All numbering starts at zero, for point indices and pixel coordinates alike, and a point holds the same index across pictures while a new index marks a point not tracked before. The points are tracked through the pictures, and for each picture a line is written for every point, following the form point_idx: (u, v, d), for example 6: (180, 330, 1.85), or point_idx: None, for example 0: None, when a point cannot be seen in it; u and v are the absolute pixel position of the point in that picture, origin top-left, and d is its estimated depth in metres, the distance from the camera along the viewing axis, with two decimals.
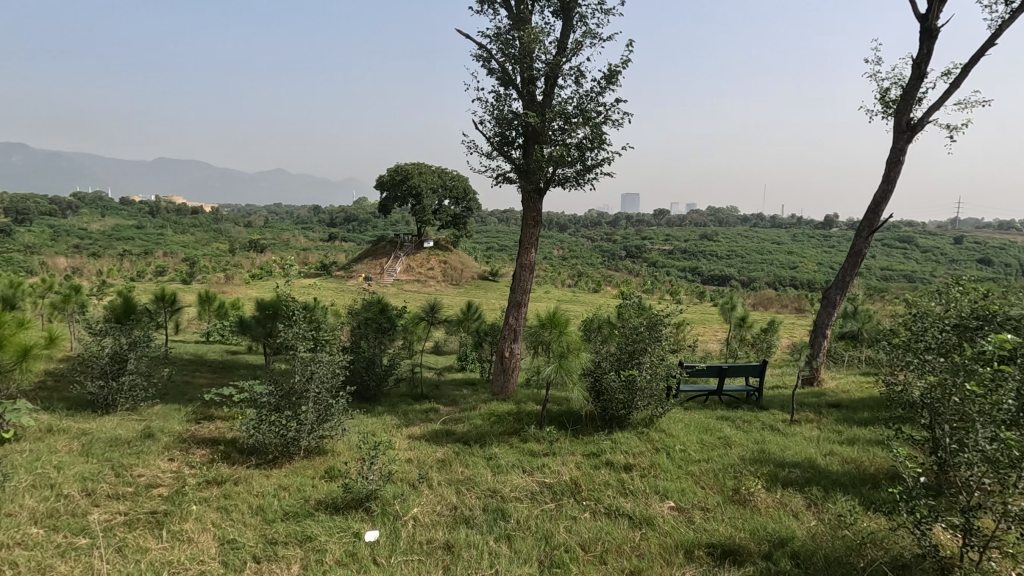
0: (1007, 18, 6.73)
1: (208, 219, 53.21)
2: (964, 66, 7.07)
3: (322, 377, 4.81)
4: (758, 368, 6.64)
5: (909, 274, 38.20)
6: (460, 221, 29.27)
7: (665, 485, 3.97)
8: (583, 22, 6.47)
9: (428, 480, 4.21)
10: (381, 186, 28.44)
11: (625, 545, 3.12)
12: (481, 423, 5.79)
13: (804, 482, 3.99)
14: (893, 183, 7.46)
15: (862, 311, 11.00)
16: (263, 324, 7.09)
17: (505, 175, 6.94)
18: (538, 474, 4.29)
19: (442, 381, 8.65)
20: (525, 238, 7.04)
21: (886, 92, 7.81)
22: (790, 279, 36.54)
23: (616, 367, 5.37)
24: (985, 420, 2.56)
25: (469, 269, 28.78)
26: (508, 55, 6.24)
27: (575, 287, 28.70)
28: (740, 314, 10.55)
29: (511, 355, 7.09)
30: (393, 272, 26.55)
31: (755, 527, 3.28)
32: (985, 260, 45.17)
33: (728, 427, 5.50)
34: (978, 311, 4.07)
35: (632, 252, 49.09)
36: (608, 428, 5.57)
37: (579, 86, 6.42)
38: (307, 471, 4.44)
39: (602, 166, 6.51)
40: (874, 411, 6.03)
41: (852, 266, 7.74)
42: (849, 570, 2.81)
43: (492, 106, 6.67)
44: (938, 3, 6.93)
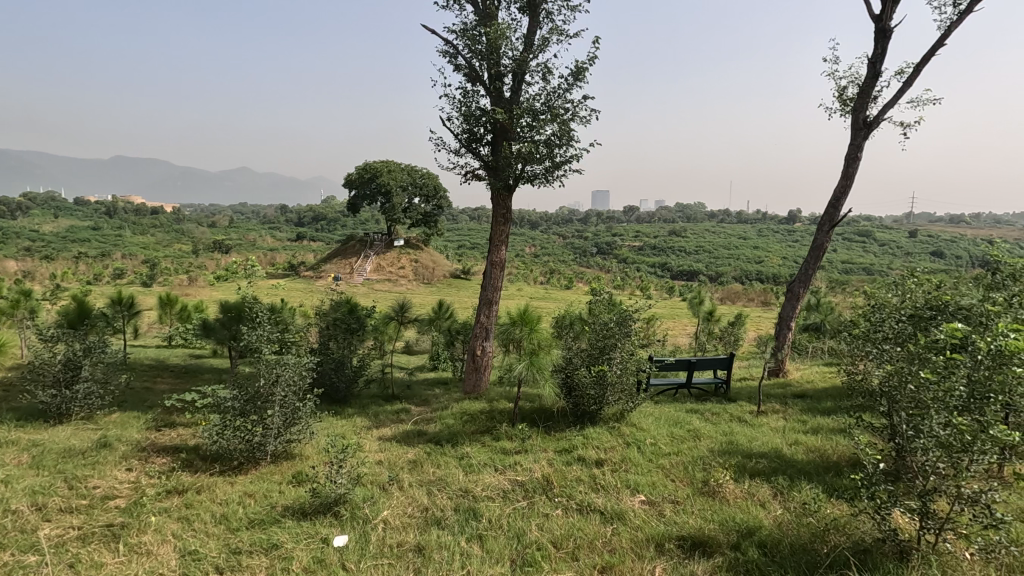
0: (955, 20, 7.00)
1: (169, 219, 51.80)
2: (916, 66, 7.33)
3: (288, 380, 4.69)
4: (726, 361, 6.77)
5: (868, 267, 39.45)
6: (431, 220, 29.05)
7: (636, 479, 4.00)
8: (550, 19, 6.46)
9: (399, 482, 4.15)
10: (349, 185, 28.05)
11: (596, 540, 3.12)
12: (453, 423, 5.75)
13: (770, 472, 4.08)
14: (852, 178, 7.69)
15: (824, 303, 11.34)
16: (227, 327, 6.88)
17: (474, 172, 6.89)
18: (510, 473, 4.27)
19: (414, 381, 8.59)
20: (495, 236, 7.00)
21: (844, 91, 8.04)
22: (756, 274, 37.40)
23: (587, 362, 5.41)
24: (938, 406, 2.67)
25: (442, 267, 28.59)
26: (475, 51, 6.18)
27: (547, 284, 28.78)
28: (708, 308, 10.76)
29: (483, 353, 7.06)
30: (363, 271, 26.18)
31: (723, 518, 3.33)
32: (938, 253, 46.96)
33: (697, 420, 5.59)
34: (932, 301, 4.21)
35: (603, 249, 49.55)
36: (580, 424, 5.59)
37: (547, 83, 6.40)
38: (274, 477, 4.33)
39: (571, 163, 6.51)
40: (836, 400, 6.21)
41: (815, 259, 7.94)
42: (814, 556, 2.86)
43: (459, 103, 6.59)
44: (892, 4, 7.15)
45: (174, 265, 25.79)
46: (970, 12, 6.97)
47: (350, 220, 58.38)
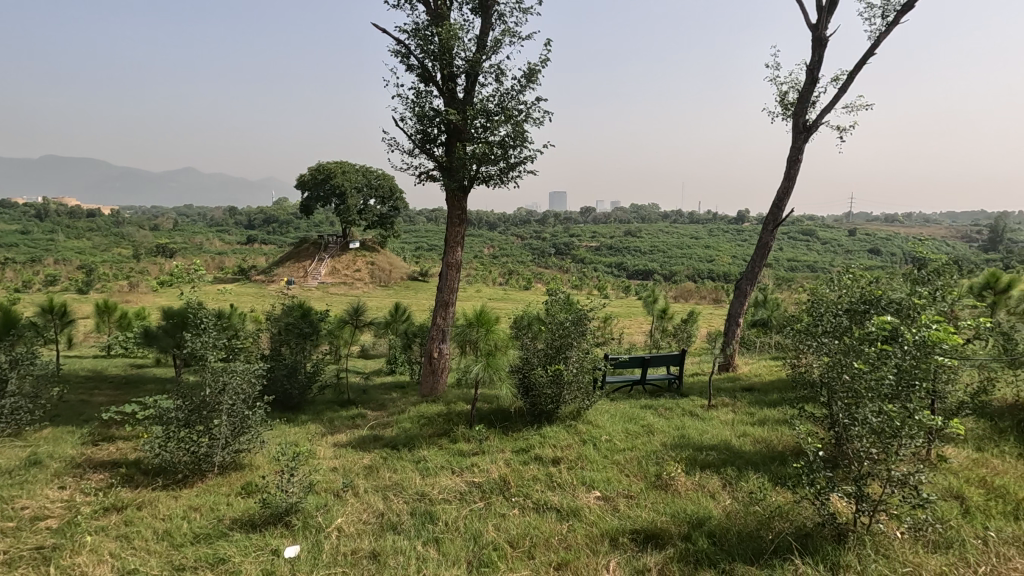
0: (883, 31, 7.43)
1: (107, 222, 49.21)
2: (850, 73, 7.73)
3: (236, 389, 4.53)
4: (679, 357, 6.96)
5: (812, 265, 41.36)
6: (388, 221, 28.62)
7: (592, 476, 4.05)
8: (502, 21, 6.47)
9: (354, 488, 4.07)
10: (302, 186, 27.33)
11: (552, 538, 3.15)
12: (410, 427, 5.69)
13: (720, 464, 4.21)
14: (794, 179, 8.03)
15: (771, 300, 11.84)
16: (170, 334, 6.58)
17: (428, 173, 6.84)
18: (467, 474, 4.26)
19: (370, 385, 8.45)
20: (450, 237, 6.97)
21: (785, 96, 8.39)
22: (708, 273, 38.64)
23: (543, 362, 5.45)
24: (872, 394, 2.81)
25: (399, 269, 28.24)
26: (427, 51, 6.13)
27: (506, 284, 28.86)
28: (662, 306, 11.05)
29: (440, 356, 7.01)
30: (318, 275, 25.55)
31: (675, 510, 3.42)
32: (874, 251, 49.71)
33: (651, 416, 5.72)
34: (865, 295, 4.44)
35: (561, 250, 50.02)
36: (537, 423, 5.62)
37: (500, 84, 6.41)
38: (222, 489, 4.17)
39: (525, 164, 6.55)
40: (781, 393, 6.48)
41: (761, 258, 8.25)
42: (759, 543, 2.97)
43: (412, 103, 6.52)
44: (826, 15, 7.52)
45: (113, 271, 24.44)
46: (897, 23, 7.40)
47: (303, 222, 56.74)
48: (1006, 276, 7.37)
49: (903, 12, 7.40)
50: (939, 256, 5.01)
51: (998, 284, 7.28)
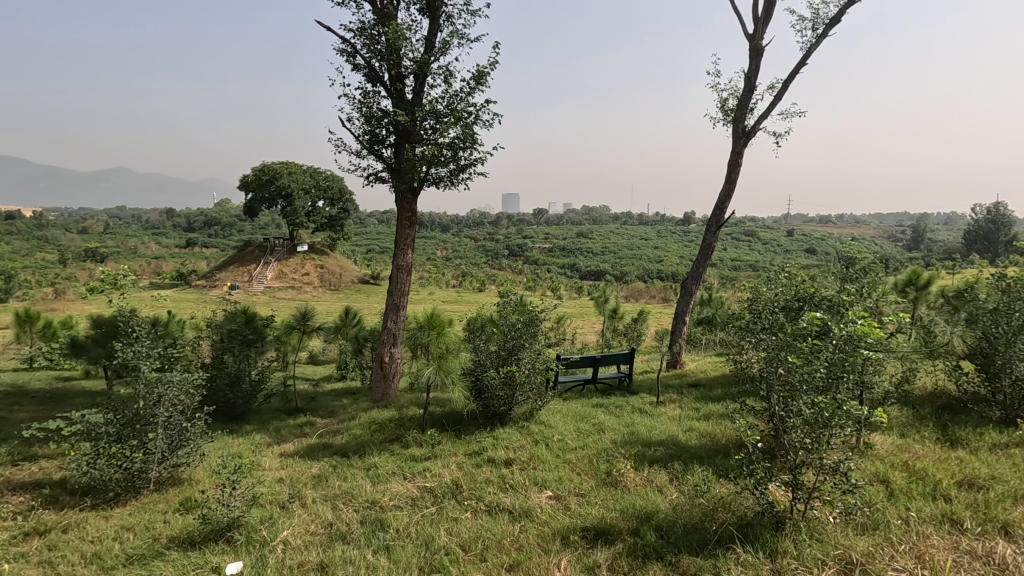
0: (814, 42, 7.85)
1: (29, 225, 45.88)
2: (785, 82, 8.12)
3: (172, 399, 4.32)
4: (629, 355, 7.12)
5: (754, 265, 43.25)
6: (337, 223, 27.98)
7: (544, 475, 4.09)
8: (450, 22, 6.44)
9: (301, 499, 3.95)
10: (246, 187, 26.36)
11: (504, 540, 3.15)
12: (361, 433, 5.58)
13: (667, 458, 4.34)
14: (734, 182, 8.37)
15: (715, 298, 12.29)
16: (100, 344, 6.20)
17: (377, 175, 6.73)
18: (419, 479, 4.21)
19: (320, 392, 8.23)
20: (400, 239, 6.88)
21: (725, 102, 8.73)
22: (657, 273, 39.80)
23: (495, 364, 5.46)
24: (804, 386, 2.96)
25: (350, 272, 27.65)
26: (374, 51, 6.03)
27: (460, 286, 28.77)
28: (612, 306, 11.28)
29: (391, 360, 6.90)
30: (264, 279, 24.68)
31: (625, 506, 3.50)
32: (810, 251, 52.51)
33: (602, 414, 5.82)
34: (800, 293, 4.68)
35: (514, 252, 50.29)
36: (490, 425, 5.63)
37: (449, 86, 6.38)
38: (158, 505, 3.96)
39: (476, 166, 6.54)
40: (725, 388, 6.74)
41: (704, 258, 8.54)
42: (703, 534, 3.07)
43: (359, 104, 6.39)
44: (762, 25, 7.88)
45: (35, 277, 22.79)
46: (826, 35, 7.83)
47: (248, 224, 54.61)
48: (926, 272, 7.79)
49: (832, 25, 7.85)
50: (865, 254, 5.33)
51: (919, 280, 7.67)
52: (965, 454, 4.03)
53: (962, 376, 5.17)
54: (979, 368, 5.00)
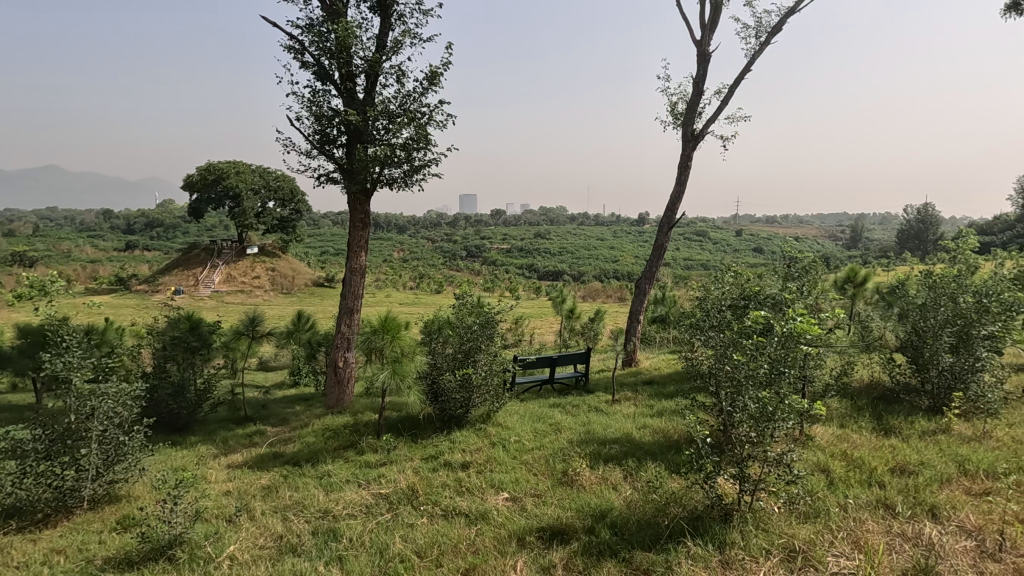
0: (757, 50, 8.16)
1: None
2: (731, 87, 8.41)
3: (107, 412, 4.12)
4: (585, 355, 7.21)
5: (705, 264, 44.68)
6: (289, 225, 27.20)
7: (500, 478, 4.08)
8: (402, 21, 6.37)
9: (249, 511, 3.81)
10: (191, 187, 25.32)
11: (460, 544, 3.13)
12: (314, 441, 5.44)
13: (622, 456, 4.41)
14: (684, 184, 8.60)
15: (668, 297, 12.60)
16: (27, 355, 5.82)
17: (328, 176, 6.57)
18: (374, 486, 4.13)
19: (271, 399, 7.97)
20: (353, 241, 6.74)
21: (675, 106, 8.97)
22: (613, 273, 40.58)
23: (451, 367, 5.43)
24: (749, 382, 3.07)
25: (303, 275, 26.92)
26: (323, 48, 5.88)
27: (417, 288, 28.47)
28: (569, 306, 11.40)
29: (345, 365, 6.75)
30: (211, 283, 23.73)
31: (580, 505, 3.53)
32: (758, 250, 54.65)
33: (558, 414, 5.87)
34: (745, 292, 4.85)
35: (472, 252, 50.28)
36: (447, 428, 5.58)
37: (402, 85, 6.30)
38: (93, 525, 3.74)
39: (430, 167, 6.48)
40: (678, 384, 6.92)
41: (657, 258, 8.73)
42: (656, 529, 3.14)
43: (309, 102, 6.22)
44: (709, 32, 8.14)
45: None
46: (768, 43, 8.16)
47: (194, 226, 52.39)
48: (863, 270, 8.04)
49: (773, 33, 8.18)
50: (806, 254, 5.56)
51: (856, 277, 7.98)
52: (897, 442, 4.27)
53: (895, 367, 5.48)
54: (910, 360, 5.31)
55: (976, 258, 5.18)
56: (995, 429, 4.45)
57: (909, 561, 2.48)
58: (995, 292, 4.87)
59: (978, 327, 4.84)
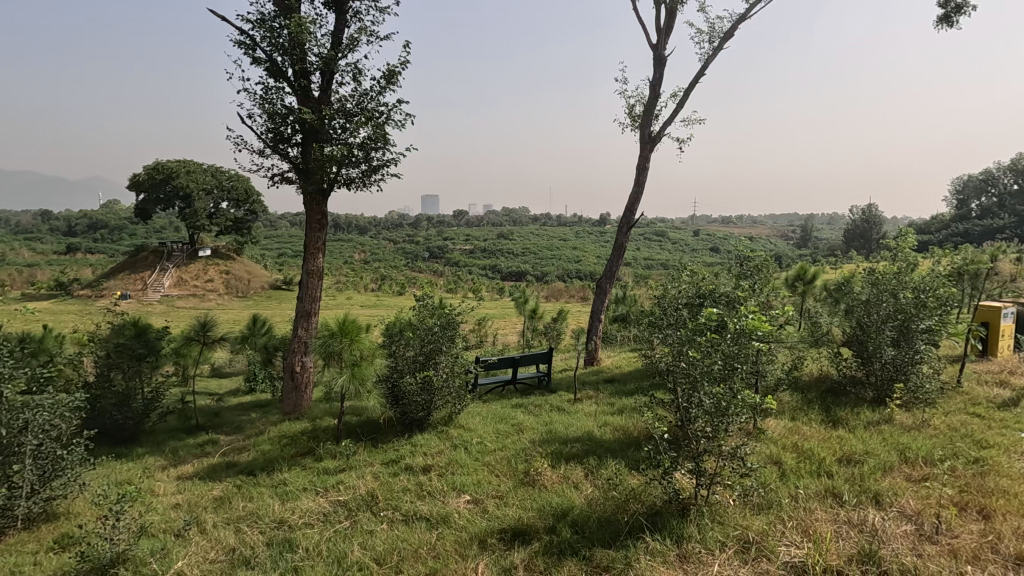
0: (711, 54, 8.38)
1: None
2: (686, 90, 8.61)
3: (42, 425, 3.87)
4: (547, 355, 7.24)
5: (665, 263, 45.66)
6: (244, 226, 26.36)
7: (462, 480, 4.05)
8: (358, 18, 6.25)
9: (200, 524, 3.65)
10: (137, 187, 24.24)
11: (421, 549, 3.08)
12: (269, 448, 5.27)
13: (583, 454, 4.44)
14: (642, 185, 8.75)
15: (629, 296, 12.80)
16: None
17: (283, 176, 6.39)
18: (332, 493, 4.03)
19: (224, 407, 7.70)
20: (310, 243, 6.58)
21: (633, 108, 9.11)
22: (576, 272, 41.00)
23: (411, 369, 5.36)
24: (704, 379, 3.14)
25: (259, 277, 26.13)
26: (276, 44, 5.72)
27: (379, 290, 28.05)
28: (531, 306, 11.43)
29: (302, 369, 6.58)
30: (160, 287, 22.75)
31: (541, 505, 3.54)
32: (715, 249, 56.20)
33: (521, 414, 5.87)
34: (701, 290, 4.97)
35: (435, 253, 49.93)
36: (408, 432, 5.51)
37: (358, 84, 6.18)
38: (27, 545, 3.52)
39: (389, 167, 6.39)
40: (638, 382, 7.04)
41: (617, 259, 8.84)
42: (616, 526, 3.17)
43: (261, 100, 6.02)
44: (664, 36, 8.31)
45: None
46: (721, 48, 8.39)
47: (141, 228, 50.17)
48: (812, 268, 8.38)
49: (726, 39, 8.42)
50: (758, 253, 5.74)
51: (806, 275, 8.29)
52: (844, 433, 4.45)
53: (842, 361, 5.71)
54: (856, 353, 5.55)
55: (915, 255, 5.45)
56: (933, 418, 4.69)
57: (854, 547, 2.58)
58: (931, 288, 5.13)
59: (917, 321, 5.10)
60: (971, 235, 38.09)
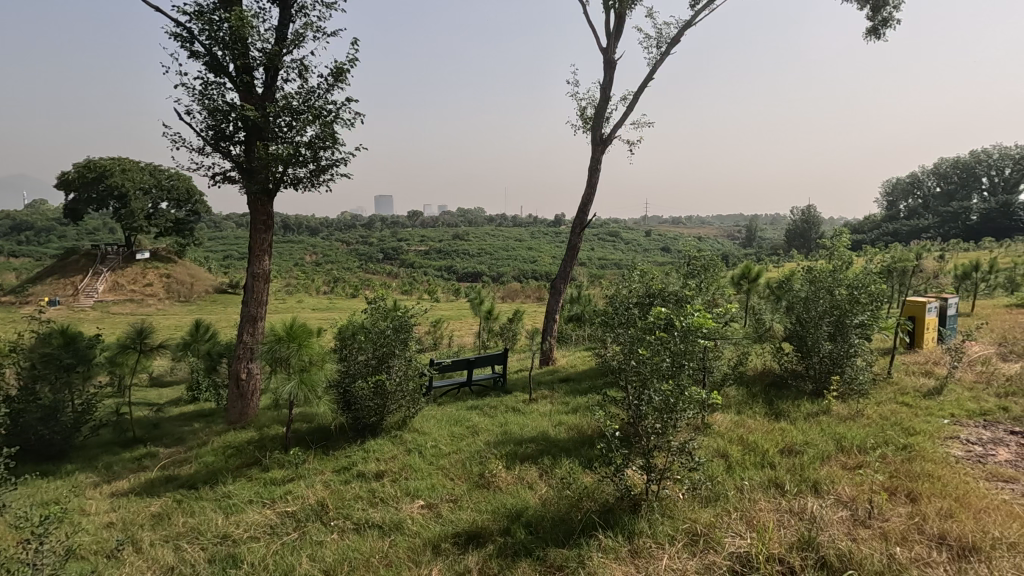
0: (659, 59, 8.59)
1: None
2: (636, 94, 8.79)
3: None
4: (502, 355, 7.24)
5: (618, 262, 46.54)
6: (186, 227, 25.21)
7: (416, 485, 3.99)
8: (303, 14, 6.07)
9: (136, 543, 3.45)
10: (67, 186, 22.80)
11: (373, 558, 3.01)
12: (213, 460, 5.05)
13: (538, 455, 4.45)
14: (594, 186, 8.88)
15: (583, 296, 12.96)
16: None
17: (225, 175, 6.13)
18: (279, 504, 3.89)
19: (165, 417, 7.32)
20: (255, 245, 6.34)
21: (584, 110, 9.23)
22: (532, 273, 41.23)
23: (363, 374, 5.24)
24: (654, 376, 3.20)
25: (203, 280, 25.04)
26: (216, 37, 5.48)
27: (331, 292, 27.38)
28: (487, 307, 11.41)
29: (248, 376, 6.33)
30: (94, 291, 21.45)
31: (495, 507, 3.53)
32: (666, 249, 57.71)
33: (476, 416, 5.85)
34: (650, 290, 5.07)
35: (389, 254, 49.16)
36: (361, 437, 5.39)
37: (305, 81, 6.01)
38: None
39: (338, 167, 6.24)
40: (592, 381, 7.13)
41: (570, 259, 8.92)
42: (570, 524, 3.19)
43: (201, 96, 5.76)
44: (614, 40, 8.46)
45: None
46: (668, 54, 8.61)
47: (72, 229, 47.17)
48: (756, 266, 8.73)
49: (673, 45, 8.64)
50: (705, 253, 5.92)
51: (751, 273, 8.62)
52: (786, 425, 4.64)
53: (784, 356, 5.97)
54: (796, 348, 5.80)
55: (849, 254, 5.74)
56: (866, 408, 4.96)
57: (795, 534, 2.69)
58: (863, 285, 5.42)
59: (851, 316, 5.38)
60: (900, 235, 40.58)
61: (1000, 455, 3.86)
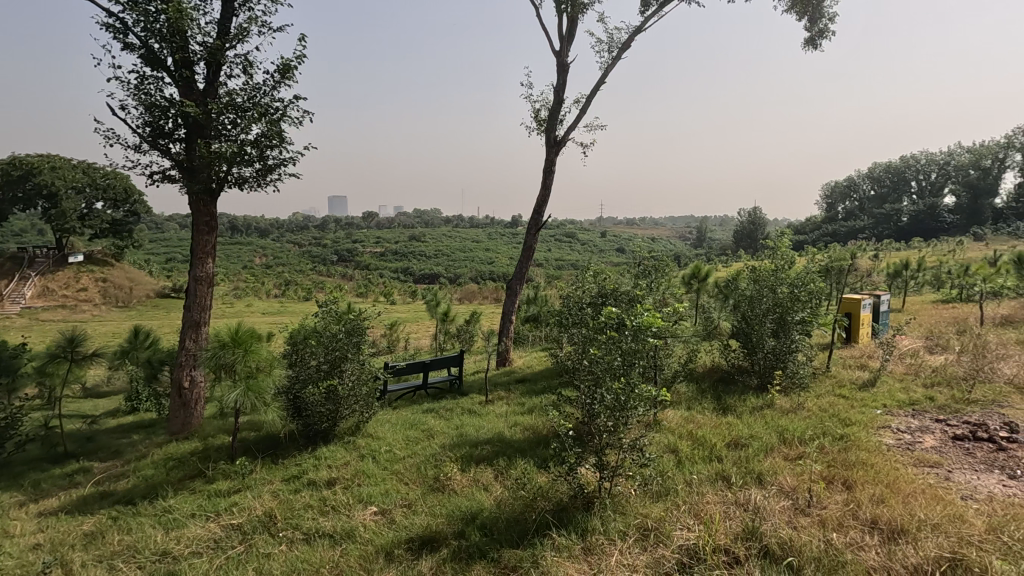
0: (610, 63, 8.74)
1: None
2: (588, 97, 8.92)
3: None
4: (458, 357, 7.20)
5: (574, 263, 47.11)
6: (124, 229, 23.93)
7: (369, 491, 3.91)
8: (248, 7, 5.86)
9: (65, 565, 3.24)
10: None
11: (323, 568, 2.93)
12: (153, 473, 4.80)
13: (493, 456, 4.45)
14: (549, 188, 8.95)
15: (539, 296, 13.06)
16: None
17: (164, 174, 5.85)
18: (224, 517, 3.73)
19: (100, 430, 6.92)
20: (198, 247, 6.07)
21: (538, 112, 9.30)
22: (489, 274, 41.25)
23: (314, 379, 5.09)
24: (606, 375, 3.25)
25: (143, 284, 23.83)
26: (152, 29, 5.23)
27: (282, 296, 26.57)
28: (443, 309, 11.33)
29: (191, 384, 6.06)
30: (20, 297, 20.06)
31: (450, 510, 3.50)
32: (621, 249, 58.81)
33: (431, 419, 5.78)
34: (603, 290, 5.14)
35: (344, 256, 48.15)
36: (312, 444, 5.24)
37: (250, 78, 5.79)
38: None
39: (286, 166, 6.05)
40: (547, 381, 7.18)
41: (526, 260, 8.96)
42: (524, 525, 3.20)
43: (136, 90, 5.47)
44: (567, 44, 8.56)
45: None
46: (619, 58, 8.77)
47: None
48: (705, 266, 9.01)
49: (624, 49, 8.82)
50: (656, 254, 6.06)
51: (700, 273, 8.89)
52: (732, 419, 4.80)
53: (731, 352, 6.18)
54: (743, 345, 6.01)
55: (791, 254, 5.99)
56: (807, 401, 5.19)
57: (739, 525, 2.79)
58: (804, 284, 5.67)
59: (792, 314, 5.62)
60: (838, 235, 42.77)
61: (926, 442, 4.12)
